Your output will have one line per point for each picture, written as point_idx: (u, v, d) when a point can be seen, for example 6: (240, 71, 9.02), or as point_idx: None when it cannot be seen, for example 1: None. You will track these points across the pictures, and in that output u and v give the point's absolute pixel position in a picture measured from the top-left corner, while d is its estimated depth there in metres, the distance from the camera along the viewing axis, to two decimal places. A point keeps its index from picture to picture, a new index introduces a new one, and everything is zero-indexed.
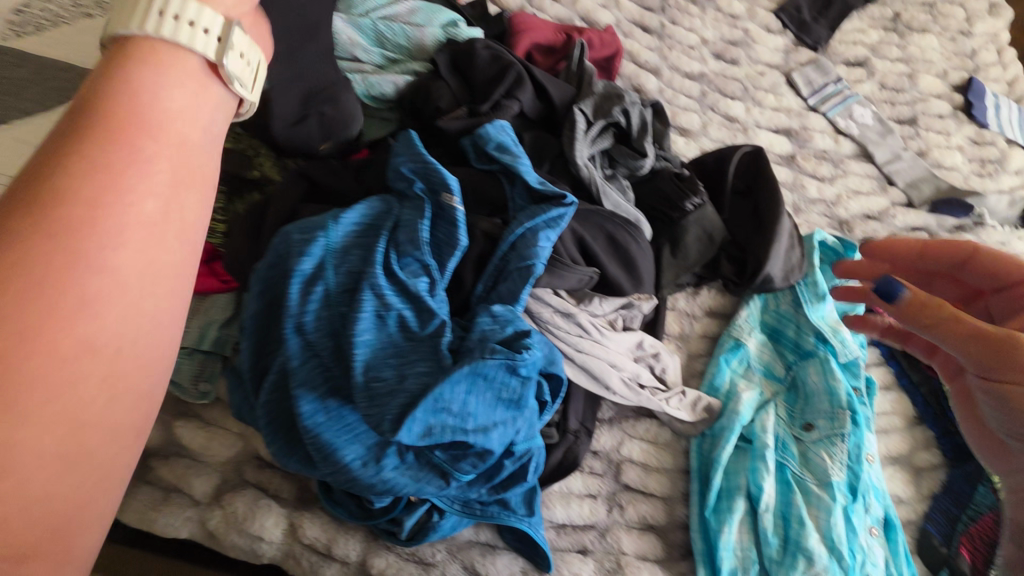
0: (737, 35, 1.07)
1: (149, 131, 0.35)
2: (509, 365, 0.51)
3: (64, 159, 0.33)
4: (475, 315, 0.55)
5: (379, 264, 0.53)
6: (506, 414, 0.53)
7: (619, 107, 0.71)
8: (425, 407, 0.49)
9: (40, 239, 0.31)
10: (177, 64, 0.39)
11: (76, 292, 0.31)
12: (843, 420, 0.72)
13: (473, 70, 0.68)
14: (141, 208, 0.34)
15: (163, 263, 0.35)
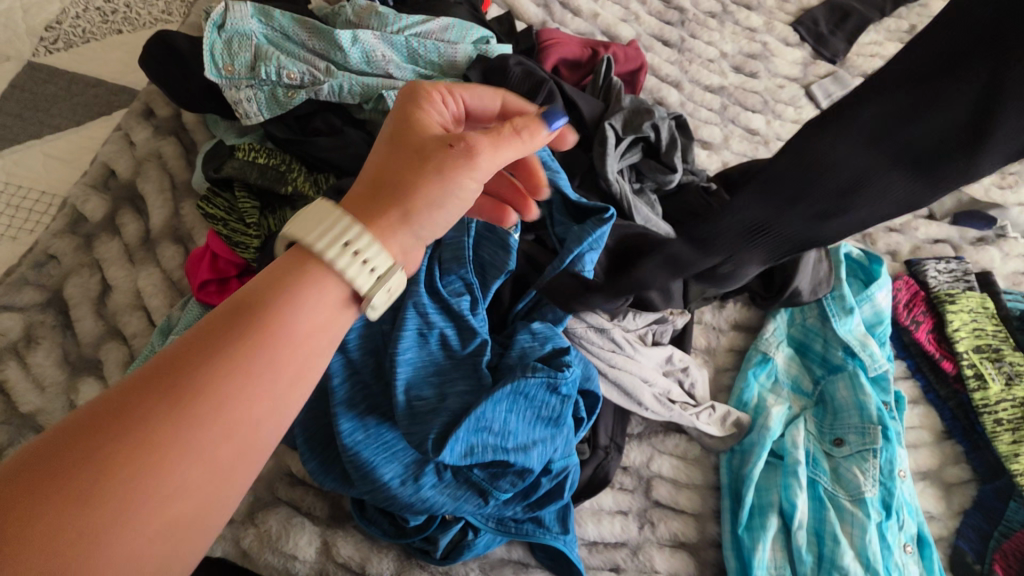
0: (756, 48, 1.07)
1: (276, 347, 0.37)
2: (550, 384, 0.51)
3: (219, 344, 0.36)
4: (515, 332, 0.56)
5: (422, 281, 0.53)
6: (545, 430, 0.53)
7: (649, 122, 0.71)
8: (467, 426, 0.49)
9: (155, 418, 0.33)
10: (334, 278, 0.40)
11: (167, 467, 0.33)
12: (874, 435, 0.71)
13: (505, 86, 0.67)
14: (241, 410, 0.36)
15: (239, 454, 0.35)
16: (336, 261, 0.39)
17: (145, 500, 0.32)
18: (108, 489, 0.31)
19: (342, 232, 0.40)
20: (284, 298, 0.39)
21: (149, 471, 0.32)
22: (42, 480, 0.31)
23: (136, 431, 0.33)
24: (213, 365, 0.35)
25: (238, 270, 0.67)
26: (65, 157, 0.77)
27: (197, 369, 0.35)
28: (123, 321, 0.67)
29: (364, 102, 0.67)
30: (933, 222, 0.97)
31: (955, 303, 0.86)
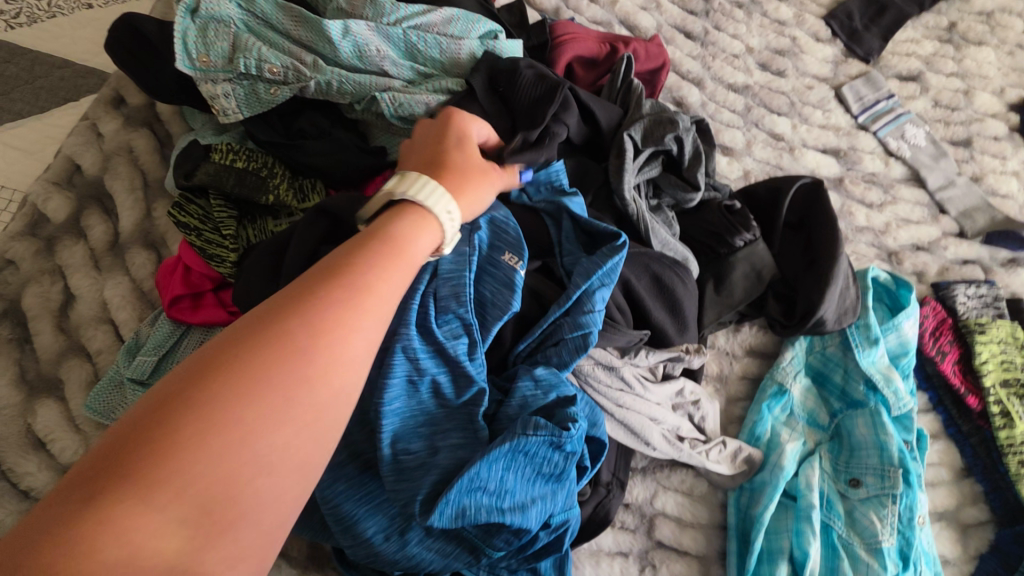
0: (784, 44, 0.99)
1: (393, 269, 0.38)
2: (553, 442, 0.46)
3: (342, 265, 0.37)
4: (515, 377, 0.50)
5: (414, 323, 0.48)
6: (548, 484, 0.48)
7: (672, 134, 0.63)
8: (459, 487, 0.44)
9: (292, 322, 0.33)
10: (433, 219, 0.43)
11: (303, 369, 0.32)
12: (894, 479, 0.66)
13: (514, 90, 0.60)
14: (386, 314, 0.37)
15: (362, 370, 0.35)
16: (439, 203, 0.43)
17: (316, 383, 0.32)
18: (286, 368, 0.32)
19: (430, 184, 0.44)
20: (409, 227, 0.41)
21: (325, 350, 0.33)
22: (227, 357, 0.31)
23: (269, 339, 0.32)
24: (370, 268, 0.37)
25: (214, 285, 0.61)
26: (25, 148, 0.70)
27: (325, 285, 0.35)
28: (87, 336, 0.62)
29: (355, 101, 0.61)
30: (964, 241, 0.91)
31: (984, 333, 0.80)
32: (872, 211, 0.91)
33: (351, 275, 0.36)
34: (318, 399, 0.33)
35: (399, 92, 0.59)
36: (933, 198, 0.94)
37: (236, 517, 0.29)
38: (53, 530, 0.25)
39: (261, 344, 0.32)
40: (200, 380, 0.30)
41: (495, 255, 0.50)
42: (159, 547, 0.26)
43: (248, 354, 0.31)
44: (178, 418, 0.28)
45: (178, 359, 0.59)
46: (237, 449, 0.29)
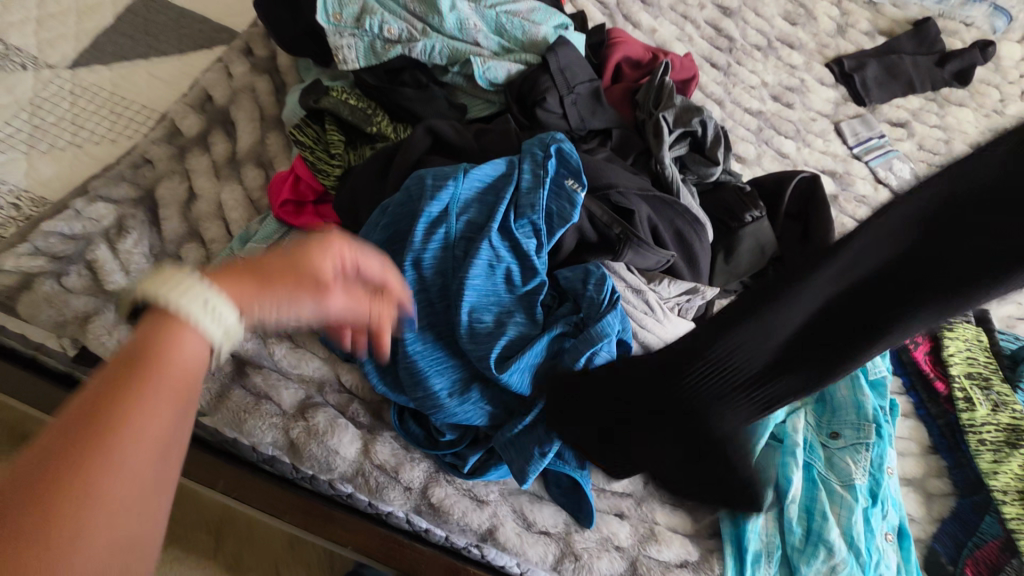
0: (794, 82, 1.16)
1: (165, 369, 0.35)
2: (599, 330, 0.56)
3: (100, 418, 0.31)
4: (556, 273, 0.61)
5: (499, 221, 0.58)
6: (580, 369, 0.56)
7: (698, 119, 0.79)
8: (524, 359, 0.56)
9: (41, 485, 0.29)
10: (193, 330, 0.38)
11: (85, 503, 0.29)
12: (868, 431, 0.78)
13: (575, 69, 0.75)
14: (168, 405, 0.34)
15: (150, 477, 0.32)
16: (164, 287, 0.38)
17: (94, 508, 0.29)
18: (77, 466, 0.29)
19: (195, 278, 0.39)
20: (168, 327, 0.37)
21: (122, 444, 0.31)
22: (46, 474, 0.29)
23: (60, 472, 0.29)
24: (143, 398, 0.33)
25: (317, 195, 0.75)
26: (166, 79, 0.84)
27: (120, 408, 0.32)
28: (204, 226, 0.74)
29: (451, 64, 0.76)
30: None
31: (952, 331, 0.93)
32: None
33: (115, 410, 0.32)
34: (112, 525, 0.30)
35: (488, 59, 0.74)
36: None
37: None
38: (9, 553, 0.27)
39: (38, 468, 0.29)
40: (33, 496, 0.28)
41: (560, 180, 0.60)
42: None
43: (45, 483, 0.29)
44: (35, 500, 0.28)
45: None
46: (30, 557, 0.27)
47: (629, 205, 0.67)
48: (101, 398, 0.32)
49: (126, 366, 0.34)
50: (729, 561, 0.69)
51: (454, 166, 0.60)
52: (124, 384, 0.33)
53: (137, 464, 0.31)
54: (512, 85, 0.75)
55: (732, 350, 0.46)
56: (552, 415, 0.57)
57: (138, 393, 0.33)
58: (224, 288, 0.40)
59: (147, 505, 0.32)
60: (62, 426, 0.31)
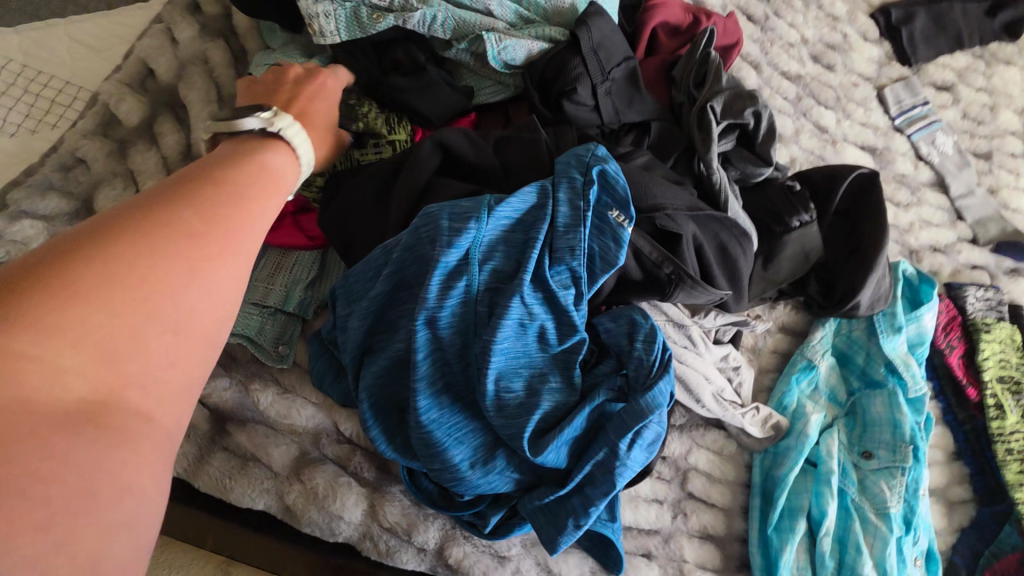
0: (836, 39, 1.02)
1: (256, 202, 0.39)
2: (649, 399, 0.48)
3: (210, 193, 0.37)
4: (594, 323, 0.52)
5: (531, 270, 0.47)
6: (626, 445, 0.49)
7: (752, 109, 0.66)
8: (563, 435, 0.47)
9: (164, 230, 0.33)
10: (287, 159, 0.44)
11: (201, 259, 0.34)
12: (905, 454, 0.73)
13: (609, 49, 0.61)
14: (257, 222, 0.38)
15: (235, 277, 0.37)
16: (285, 132, 0.44)
17: (210, 261, 0.35)
18: (195, 239, 0.34)
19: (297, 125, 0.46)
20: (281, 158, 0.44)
21: (222, 236, 0.36)
22: (160, 216, 0.34)
23: (176, 230, 0.34)
24: (248, 183, 0.39)
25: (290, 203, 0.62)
26: (93, 47, 0.67)
27: (214, 191, 0.37)
28: None
29: (456, 39, 0.61)
30: (976, 247, 0.98)
31: (987, 332, 0.88)
32: (898, 210, 0.96)
33: (231, 185, 0.38)
34: (200, 307, 0.34)
35: (505, 35, 0.59)
36: (953, 205, 0.99)
37: (127, 374, 0.30)
38: (114, 249, 0.31)
39: (161, 228, 0.33)
40: (145, 227, 0.33)
41: (602, 212, 0.49)
42: (151, 364, 0.31)
43: (171, 221, 0.34)
44: (148, 230, 0.33)
45: (259, 277, 0.61)
46: (145, 272, 0.32)
47: (675, 230, 0.57)
48: (211, 204, 0.36)
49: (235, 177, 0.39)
50: None
51: (473, 199, 0.48)
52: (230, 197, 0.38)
53: (227, 272, 0.36)
54: (533, 68, 0.61)
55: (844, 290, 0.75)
56: (592, 492, 0.50)
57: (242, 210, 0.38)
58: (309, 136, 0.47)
59: (221, 312, 0.36)
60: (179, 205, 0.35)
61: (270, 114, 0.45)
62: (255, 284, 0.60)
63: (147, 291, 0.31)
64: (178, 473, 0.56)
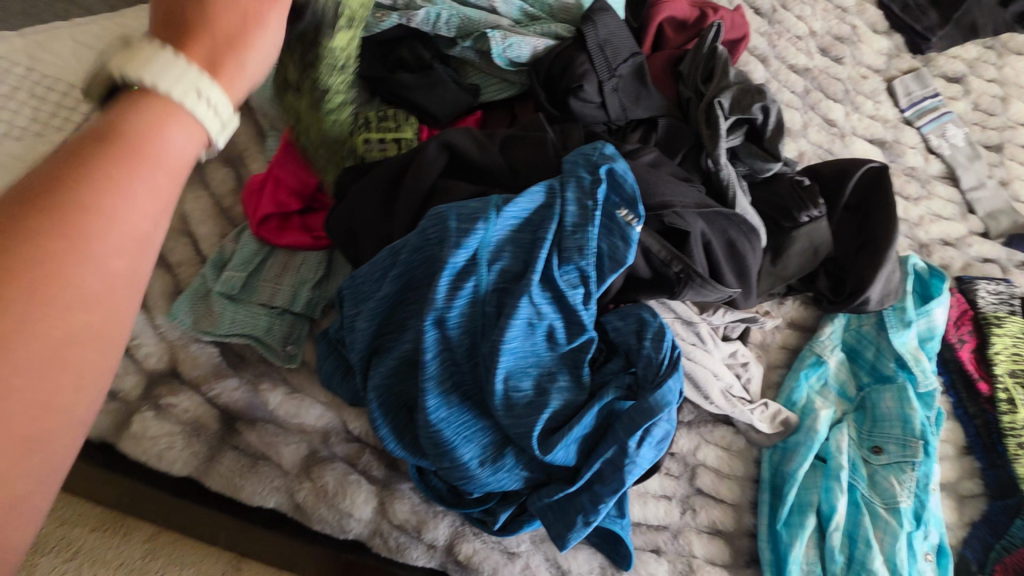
0: (844, 31, 1.01)
1: (119, 187, 0.29)
2: (660, 397, 0.48)
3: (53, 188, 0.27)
4: (602, 321, 0.52)
5: (539, 269, 0.47)
6: (636, 443, 0.48)
7: (760, 104, 0.66)
8: (572, 434, 0.48)
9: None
10: (181, 112, 0.32)
11: (30, 285, 0.26)
12: (915, 449, 0.73)
13: (617, 46, 0.61)
14: (121, 221, 0.29)
15: (97, 294, 0.28)
16: (146, 72, 0.32)
17: (41, 285, 0.26)
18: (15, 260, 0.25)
19: (166, 54, 0.33)
20: (151, 118, 0.31)
21: (60, 249, 0.27)
22: None
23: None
24: (106, 165, 0.29)
25: (299, 182, 0.62)
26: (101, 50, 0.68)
27: (61, 184, 0.28)
28: (169, 247, 0.61)
29: (460, 36, 0.61)
30: (988, 240, 0.97)
31: (1000, 326, 0.87)
32: (908, 203, 0.95)
33: (81, 172, 0.28)
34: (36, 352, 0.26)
35: (509, 32, 0.60)
36: (964, 198, 0.98)
37: None
38: None
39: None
40: None
41: (610, 211, 0.49)
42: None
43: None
44: None
45: (267, 277, 0.60)
46: None
47: (684, 227, 0.57)
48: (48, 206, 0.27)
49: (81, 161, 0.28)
50: None
51: (480, 199, 0.48)
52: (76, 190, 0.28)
53: (78, 291, 0.27)
54: (539, 65, 0.61)
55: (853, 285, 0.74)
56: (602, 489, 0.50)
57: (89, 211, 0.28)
58: (200, 62, 0.34)
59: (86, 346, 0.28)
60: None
61: (127, 56, 0.32)
62: (262, 284, 0.60)
63: None
64: (189, 473, 0.56)
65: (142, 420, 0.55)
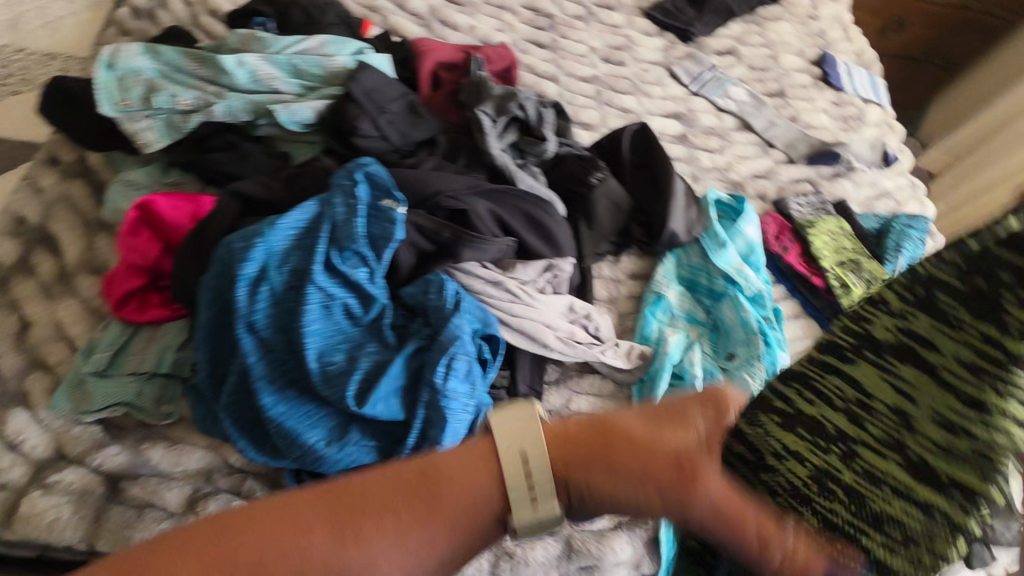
0: (620, 41, 1.20)
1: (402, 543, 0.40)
2: (453, 334, 0.58)
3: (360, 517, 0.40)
4: (401, 294, 0.62)
5: (321, 261, 0.57)
6: (442, 378, 0.57)
7: (516, 103, 0.81)
8: (386, 385, 0.56)
9: (309, 514, 0.39)
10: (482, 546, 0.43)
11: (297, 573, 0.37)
12: (756, 343, 0.81)
13: (382, 91, 0.76)
14: (380, 553, 0.39)
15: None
16: None
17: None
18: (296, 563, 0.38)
19: None
20: (465, 477, 0.43)
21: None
22: (256, 525, 0.39)
23: (300, 531, 0.39)
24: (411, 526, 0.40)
25: (141, 260, 0.70)
26: None
27: (366, 513, 0.40)
28: (46, 351, 0.70)
29: (257, 117, 0.74)
30: (793, 165, 1.11)
31: (814, 229, 0.98)
32: (714, 154, 1.09)
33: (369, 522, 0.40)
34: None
35: (291, 103, 0.73)
36: (762, 137, 1.14)
37: None
38: (241, 529, 0.38)
39: (294, 520, 0.39)
40: (239, 533, 0.38)
41: (375, 203, 0.61)
42: None
43: (318, 514, 0.40)
44: (251, 532, 0.38)
45: (133, 352, 0.69)
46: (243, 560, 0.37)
47: (461, 206, 0.68)
48: (324, 516, 0.39)
49: (373, 488, 0.41)
50: None
51: (261, 223, 0.58)
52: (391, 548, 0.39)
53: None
54: (323, 121, 0.74)
55: (659, 218, 0.86)
56: (430, 430, 0.57)
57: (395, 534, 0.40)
58: None
59: None
60: (298, 504, 0.40)
61: None
62: (129, 358, 0.68)
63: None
64: (81, 539, 0.60)
65: (31, 500, 0.61)
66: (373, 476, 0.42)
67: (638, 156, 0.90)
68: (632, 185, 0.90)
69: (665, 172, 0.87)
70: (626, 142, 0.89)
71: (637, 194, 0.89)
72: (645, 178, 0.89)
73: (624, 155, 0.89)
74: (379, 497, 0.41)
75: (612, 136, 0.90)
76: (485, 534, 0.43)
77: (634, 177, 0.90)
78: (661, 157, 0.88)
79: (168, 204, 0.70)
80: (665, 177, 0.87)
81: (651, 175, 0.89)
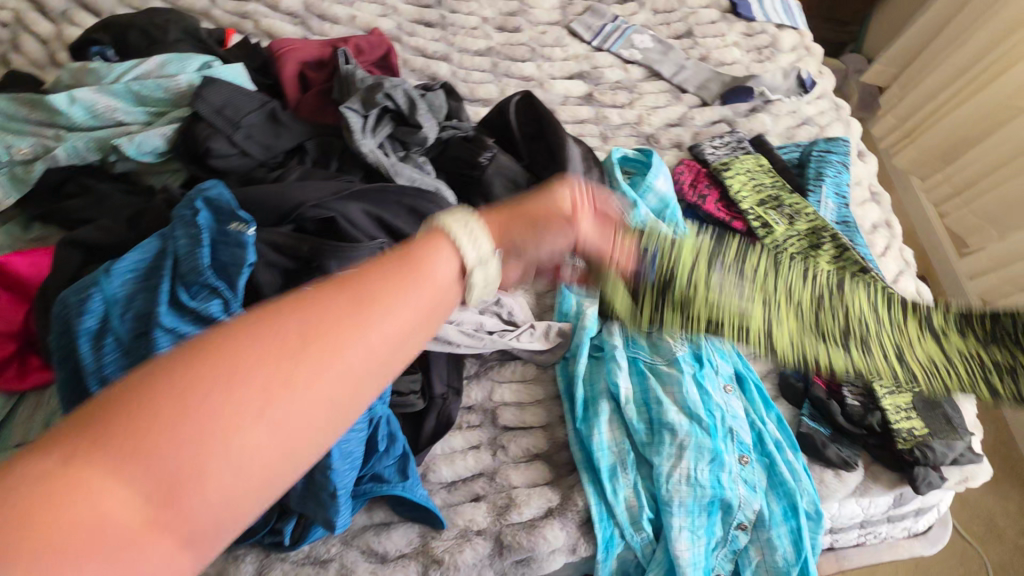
0: (513, 6, 1.14)
1: (378, 319, 0.36)
2: None
3: (334, 297, 0.36)
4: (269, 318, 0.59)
5: (166, 299, 0.54)
6: None
7: (382, 93, 0.76)
8: None
9: (285, 317, 0.34)
10: (451, 298, 0.43)
11: (290, 374, 0.32)
12: None
13: (237, 106, 0.72)
14: (382, 332, 0.36)
15: (326, 399, 0.33)
16: None
17: (283, 386, 0.32)
18: (293, 358, 0.32)
19: None
20: (435, 249, 0.43)
21: (308, 369, 0.33)
22: (229, 339, 0.32)
23: (278, 327, 0.33)
24: (385, 289, 0.38)
25: (7, 324, 0.66)
26: None
27: (362, 285, 0.37)
28: None
29: (106, 154, 0.70)
30: (707, 107, 1.07)
31: (730, 170, 0.94)
32: (623, 109, 1.05)
33: (355, 294, 0.36)
34: (320, 394, 0.33)
35: (135, 133, 0.69)
36: (672, 83, 1.09)
37: (181, 505, 0.29)
38: (204, 352, 0.32)
39: (276, 324, 0.33)
40: (203, 353, 0.32)
41: (222, 227, 0.57)
42: (112, 510, 0.27)
43: (296, 318, 0.34)
44: (214, 348, 0.32)
45: (19, 421, 0.66)
46: (223, 383, 0.31)
47: (327, 214, 0.65)
48: (335, 302, 0.35)
49: (366, 274, 0.38)
50: (588, 486, 0.69)
51: (97, 272, 0.55)
52: (364, 322, 0.35)
53: (354, 358, 0.34)
54: (176, 147, 0.70)
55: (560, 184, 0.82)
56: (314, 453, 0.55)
57: (367, 316, 0.36)
58: None
59: (308, 426, 0.32)
60: (309, 297, 0.36)
61: None
62: (14, 428, 0.65)
63: (220, 410, 0.30)
64: None
65: None
66: (359, 270, 0.39)
67: (528, 126, 0.87)
68: (528, 157, 0.86)
69: (557, 135, 0.83)
70: (510, 116, 0.86)
71: (534, 165, 0.85)
72: (540, 147, 0.85)
73: (512, 128, 0.86)
74: (350, 285, 0.37)
75: (496, 110, 0.86)
76: (451, 299, 0.43)
77: (529, 150, 0.86)
78: (552, 121, 0.84)
79: (25, 261, 0.66)
80: (557, 138, 0.83)
81: (546, 142, 0.84)
